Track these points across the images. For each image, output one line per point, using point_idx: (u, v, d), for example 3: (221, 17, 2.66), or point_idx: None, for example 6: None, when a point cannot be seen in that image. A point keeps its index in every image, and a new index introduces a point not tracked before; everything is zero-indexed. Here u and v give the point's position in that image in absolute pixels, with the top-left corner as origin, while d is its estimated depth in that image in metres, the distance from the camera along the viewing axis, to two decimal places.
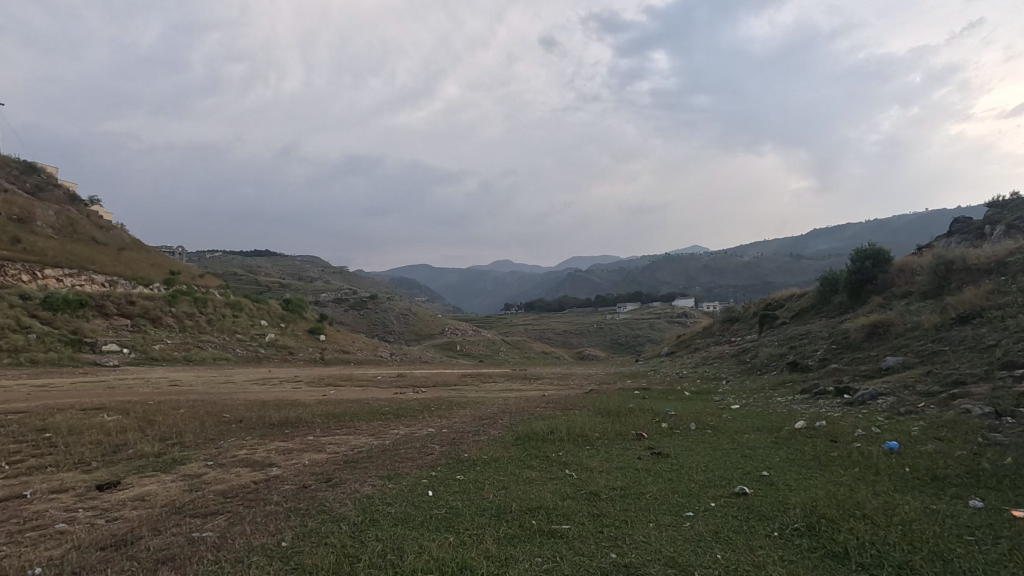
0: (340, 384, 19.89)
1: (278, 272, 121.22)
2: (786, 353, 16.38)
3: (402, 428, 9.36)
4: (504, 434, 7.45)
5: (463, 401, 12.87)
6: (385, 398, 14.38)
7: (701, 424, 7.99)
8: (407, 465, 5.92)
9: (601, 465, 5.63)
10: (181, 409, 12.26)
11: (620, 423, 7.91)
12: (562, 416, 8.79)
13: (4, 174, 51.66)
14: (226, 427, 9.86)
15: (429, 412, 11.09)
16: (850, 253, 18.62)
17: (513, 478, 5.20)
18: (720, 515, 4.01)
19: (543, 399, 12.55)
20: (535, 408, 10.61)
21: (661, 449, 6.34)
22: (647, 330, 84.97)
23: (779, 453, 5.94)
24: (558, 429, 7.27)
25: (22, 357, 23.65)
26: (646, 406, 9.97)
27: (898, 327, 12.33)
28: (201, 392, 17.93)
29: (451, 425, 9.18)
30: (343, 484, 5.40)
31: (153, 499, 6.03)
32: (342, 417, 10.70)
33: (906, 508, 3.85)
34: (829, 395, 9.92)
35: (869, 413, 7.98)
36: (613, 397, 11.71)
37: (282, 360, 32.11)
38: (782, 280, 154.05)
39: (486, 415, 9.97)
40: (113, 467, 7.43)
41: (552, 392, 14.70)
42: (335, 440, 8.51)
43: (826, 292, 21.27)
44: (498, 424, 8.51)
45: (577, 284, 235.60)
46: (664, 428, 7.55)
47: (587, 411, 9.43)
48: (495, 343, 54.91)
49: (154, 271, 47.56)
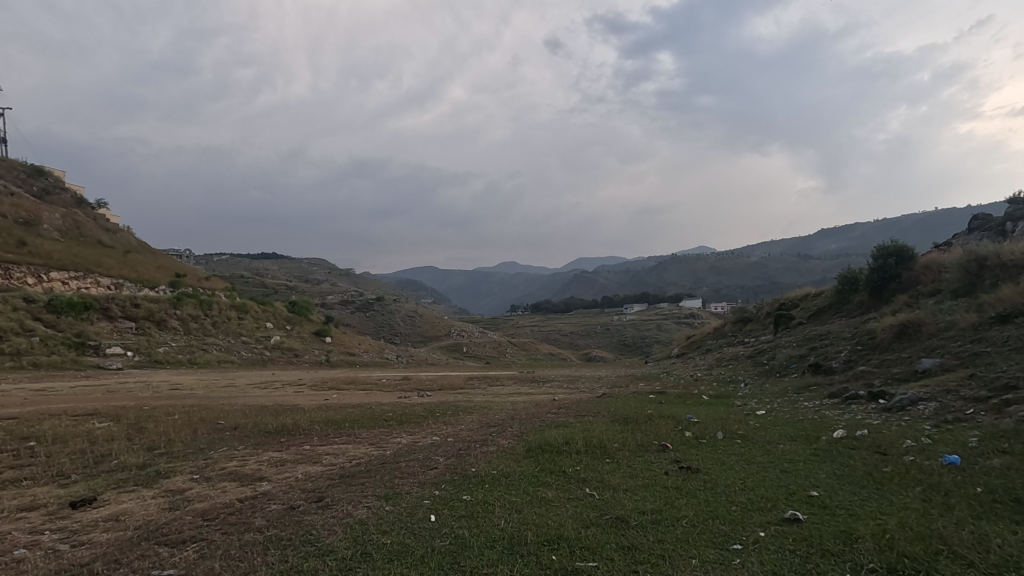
0: (345, 388, 19.39)
1: (284, 275, 121.17)
2: (807, 354, 15.67)
3: (404, 437, 8.77)
4: (515, 444, 6.84)
5: (470, 406, 12.25)
6: (390, 402, 13.83)
7: (729, 432, 7.33)
8: (408, 482, 5.31)
9: (626, 484, 5.00)
10: (177, 415, 11.74)
11: (639, 431, 7.28)
12: (576, 424, 8.18)
13: (11, 178, 51.54)
14: (219, 435, 9.30)
15: (434, 418, 10.51)
16: (871, 251, 17.92)
17: (526, 499, 4.58)
18: (775, 550, 3.39)
19: (555, 404, 11.90)
20: (546, 414, 9.99)
21: (690, 462, 5.72)
22: (654, 332, 84.11)
23: (824, 468, 5.28)
24: (574, 439, 6.65)
25: (25, 360, 23.26)
26: (664, 411, 9.33)
27: (931, 327, 11.63)
28: (202, 396, 17.43)
29: (456, 433, 8.60)
30: (334, 505, 4.79)
31: (127, 519, 5.46)
32: (341, 424, 10.13)
33: (1000, 544, 3.21)
34: (862, 400, 9.24)
35: (912, 421, 7.30)
36: (627, 402, 11.09)
37: (288, 362, 31.67)
38: (791, 280, 152.69)
39: (493, 422, 9.35)
40: (92, 481, 6.87)
41: (562, 396, 14.06)
42: (332, 450, 7.93)
43: (845, 291, 20.55)
44: (507, 433, 7.89)
45: (583, 285, 234.80)
46: (690, 438, 6.92)
47: (603, 418, 8.79)
48: (502, 345, 54.31)
49: (159, 274, 47.24)
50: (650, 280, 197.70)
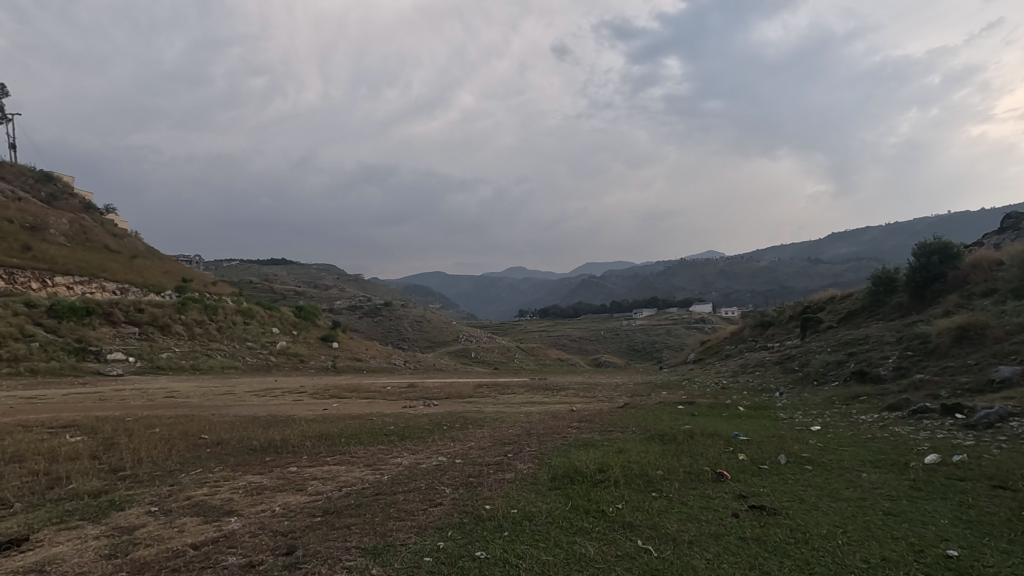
0: (348, 395, 18.33)
1: (293, 280, 120.68)
2: (846, 360, 14.38)
3: (404, 457, 7.59)
4: (537, 472, 5.65)
5: (481, 418, 11.03)
6: (393, 413, 12.64)
7: (791, 455, 6.08)
8: (405, 527, 4.17)
9: (689, 533, 3.82)
10: (158, 428, 10.61)
11: (684, 454, 6.05)
12: (605, 444, 6.97)
13: (19, 183, 51.02)
14: (197, 453, 8.20)
15: (440, 433, 9.37)
16: (912, 249, 16.65)
17: (563, 558, 3.43)
18: None
19: (575, 416, 10.68)
20: (566, 429, 8.83)
21: (762, 500, 4.52)
22: (665, 337, 82.59)
23: (942, 512, 4.08)
24: (609, 467, 5.45)
25: (22, 366, 22.38)
26: (704, 427, 8.06)
27: (997, 330, 10.44)
28: (197, 405, 16.37)
29: (465, 453, 7.43)
30: (308, 563, 3.64)
31: (54, 570, 4.32)
32: (336, 439, 9.00)
33: None
34: (933, 414, 8.01)
35: (1015, 442, 6.05)
36: (655, 414, 9.84)
37: (292, 368, 30.66)
38: (803, 285, 150.50)
39: (508, 439, 8.21)
40: (33, 513, 5.77)
41: (581, 406, 12.85)
42: (320, 475, 6.77)
43: (879, 292, 19.21)
44: (525, 455, 6.69)
45: (592, 289, 233.22)
46: (750, 464, 5.68)
47: (633, 436, 7.54)
48: (511, 351, 53.00)
49: (165, 279, 46.50)
50: (660, 285, 196.02)
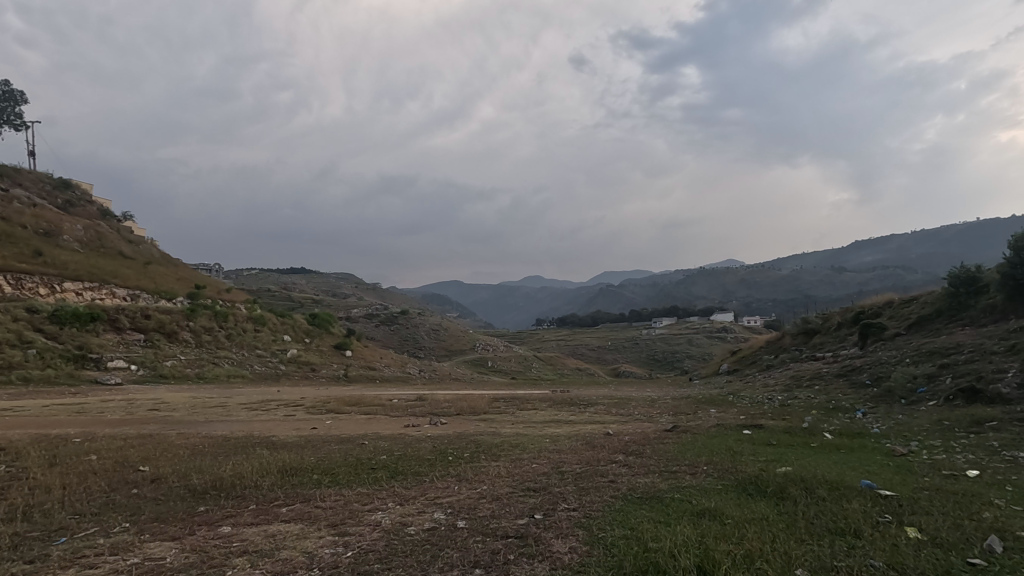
0: (348, 411, 16.07)
1: (311, 289, 119.67)
2: (940, 372, 11.84)
3: (386, 512, 5.33)
4: (590, 567, 3.34)
5: (497, 445, 8.72)
6: (391, 436, 10.35)
7: (1006, 536, 3.66)
8: None
9: None
10: (95, 456, 8.40)
11: (825, 536, 3.65)
12: (680, 503, 4.63)
13: (36, 190, 50.29)
14: (112, 499, 6.01)
15: (441, 470, 7.09)
16: (1009, 242, 14.22)
17: None
18: None
19: (615, 446, 8.26)
20: (610, 468, 6.52)
21: None
22: (686, 346, 79.85)
23: None
24: (717, 567, 3.13)
25: (14, 375, 20.58)
26: (810, 471, 5.61)
27: None
28: (175, 422, 14.25)
29: (472, 509, 5.13)
30: None
31: None
32: (306, 477, 6.79)
33: None
34: None
35: None
36: (719, 448, 7.50)
37: (302, 377, 28.69)
38: (830, 293, 145.92)
39: (533, 484, 5.91)
40: None
41: (619, 429, 10.43)
42: (257, 546, 4.51)
43: (959, 294, 16.59)
44: (560, 521, 4.39)
45: (610, 298, 229.68)
46: (954, 559, 3.30)
47: (712, 486, 5.20)
48: (530, 360, 50.37)
49: (178, 285, 45.02)
50: (680, 293, 192.51)
